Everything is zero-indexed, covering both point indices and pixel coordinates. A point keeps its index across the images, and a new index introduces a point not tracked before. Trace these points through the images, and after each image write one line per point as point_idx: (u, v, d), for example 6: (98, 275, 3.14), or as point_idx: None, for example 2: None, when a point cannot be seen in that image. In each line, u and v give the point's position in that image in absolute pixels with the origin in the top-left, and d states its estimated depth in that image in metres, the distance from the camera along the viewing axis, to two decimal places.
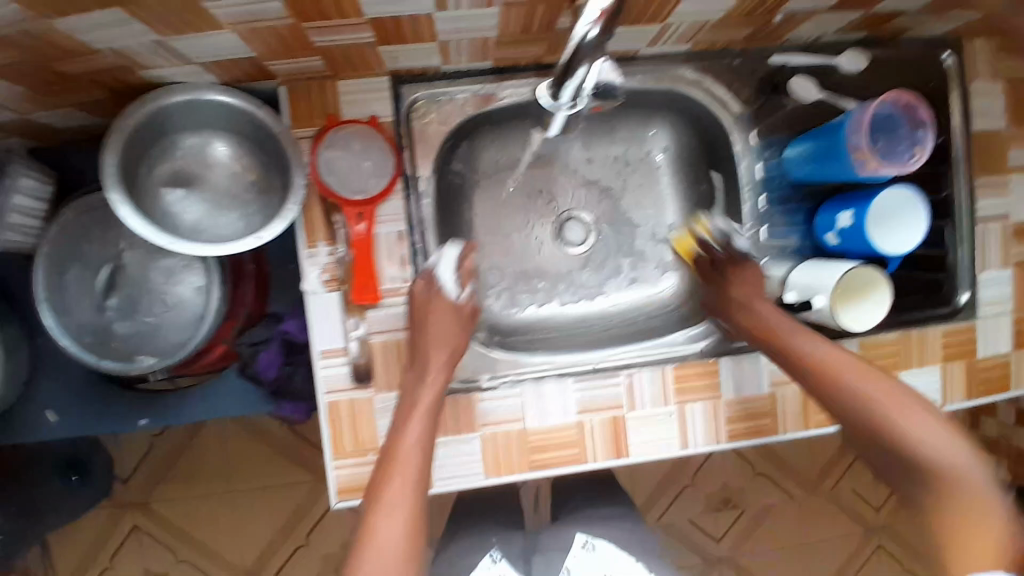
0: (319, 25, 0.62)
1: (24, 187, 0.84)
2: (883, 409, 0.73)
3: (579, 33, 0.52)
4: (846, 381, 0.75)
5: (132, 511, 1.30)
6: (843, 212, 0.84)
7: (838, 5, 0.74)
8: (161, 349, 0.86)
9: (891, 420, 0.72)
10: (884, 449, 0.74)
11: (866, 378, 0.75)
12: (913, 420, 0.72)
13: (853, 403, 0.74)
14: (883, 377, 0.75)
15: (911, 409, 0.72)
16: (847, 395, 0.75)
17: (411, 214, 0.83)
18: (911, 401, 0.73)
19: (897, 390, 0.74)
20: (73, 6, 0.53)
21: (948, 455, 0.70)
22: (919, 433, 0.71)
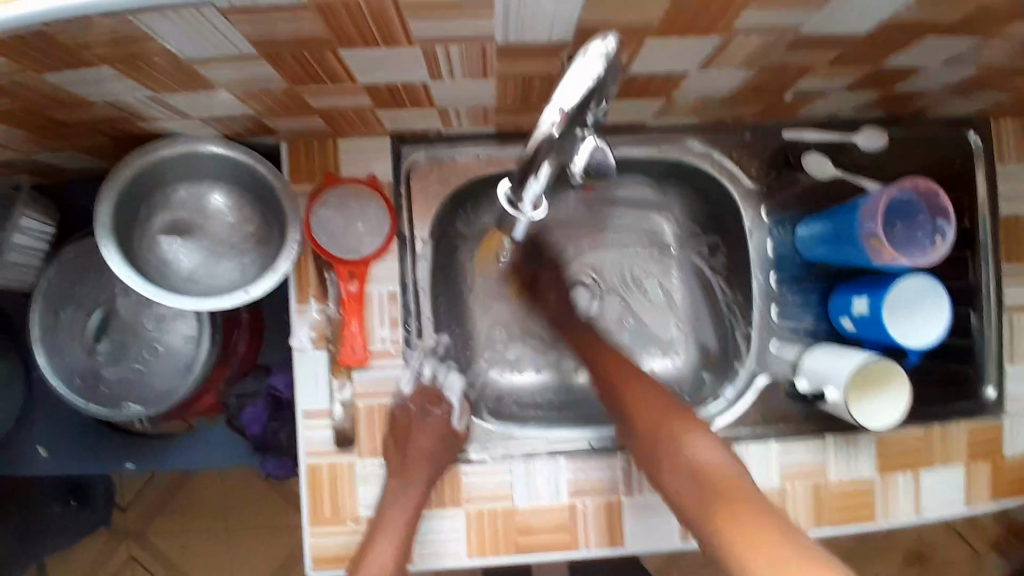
0: (315, 89, 0.62)
1: (24, 226, 0.87)
2: (677, 428, 0.70)
3: (542, 130, 0.49)
4: (634, 403, 0.74)
5: (125, 541, 1.27)
6: (859, 298, 0.79)
7: (853, 84, 0.72)
8: (147, 396, 0.85)
9: (671, 441, 0.69)
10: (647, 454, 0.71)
11: (646, 395, 0.74)
12: (695, 439, 0.69)
13: (644, 427, 0.72)
14: (668, 400, 0.73)
15: (693, 427, 0.70)
16: (642, 420, 0.72)
17: (406, 276, 0.81)
18: (692, 422, 0.70)
19: (676, 406, 0.73)
20: (60, 62, 0.53)
21: (731, 470, 0.66)
22: (708, 455, 0.67)
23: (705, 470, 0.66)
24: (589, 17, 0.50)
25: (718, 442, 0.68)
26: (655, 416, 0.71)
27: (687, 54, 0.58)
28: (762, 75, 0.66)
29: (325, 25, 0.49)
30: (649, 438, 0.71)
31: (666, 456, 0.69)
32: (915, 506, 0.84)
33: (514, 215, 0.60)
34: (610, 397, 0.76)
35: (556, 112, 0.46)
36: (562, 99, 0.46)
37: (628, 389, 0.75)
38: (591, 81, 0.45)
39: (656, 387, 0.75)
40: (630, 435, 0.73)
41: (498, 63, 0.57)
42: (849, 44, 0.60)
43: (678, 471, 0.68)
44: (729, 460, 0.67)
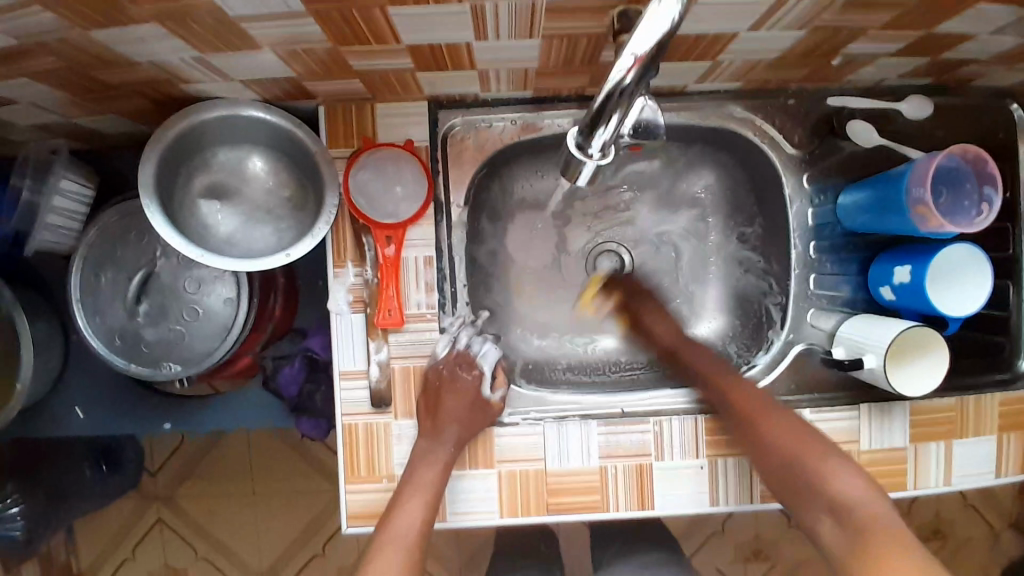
0: (359, 50, 0.61)
1: (64, 188, 0.88)
2: (819, 468, 0.71)
3: (614, 78, 0.48)
4: (776, 437, 0.75)
5: (157, 504, 1.31)
6: (900, 266, 0.78)
7: (901, 49, 0.70)
8: (187, 357, 0.87)
9: (817, 478, 0.71)
10: (800, 483, 0.72)
11: (777, 422, 0.76)
12: (838, 477, 0.70)
13: (785, 461, 0.74)
14: (812, 437, 0.75)
15: (837, 467, 0.71)
16: (781, 450, 0.74)
17: (441, 241, 0.81)
18: (838, 460, 0.72)
19: (825, 449, 0.73)
20: (108, 19, 0.54)
21: (876, 510, 0.66)
22: (850, 491, 0.68)
23: (856, 515, 0.66)
24: None
25: (866, 482, 0.69)
26: (810, 450, 0.73)
27: (738, 14, 0.57)
28: (813, 38, 0.64)
29: None
30: (790, 475, 0.73)
31: (813, 500, 0.71)
32: (946, 475, 0.84)
33: (581, 161, 0.57)
34: (740, 424, 0.78)
35: (630, 58, 0.46)
36: (637, 45, 0.46)
37: (775, 428, 0.76)
38: (667, 26, 0.44)
39: (798, 422, 0.76)
40: (773, 470, 0.75)
41: (546, 21, 0.56)
42: (905, 6, 0.58)
43: (826, 519, 0.69)
44: (868, 499, 0.67)
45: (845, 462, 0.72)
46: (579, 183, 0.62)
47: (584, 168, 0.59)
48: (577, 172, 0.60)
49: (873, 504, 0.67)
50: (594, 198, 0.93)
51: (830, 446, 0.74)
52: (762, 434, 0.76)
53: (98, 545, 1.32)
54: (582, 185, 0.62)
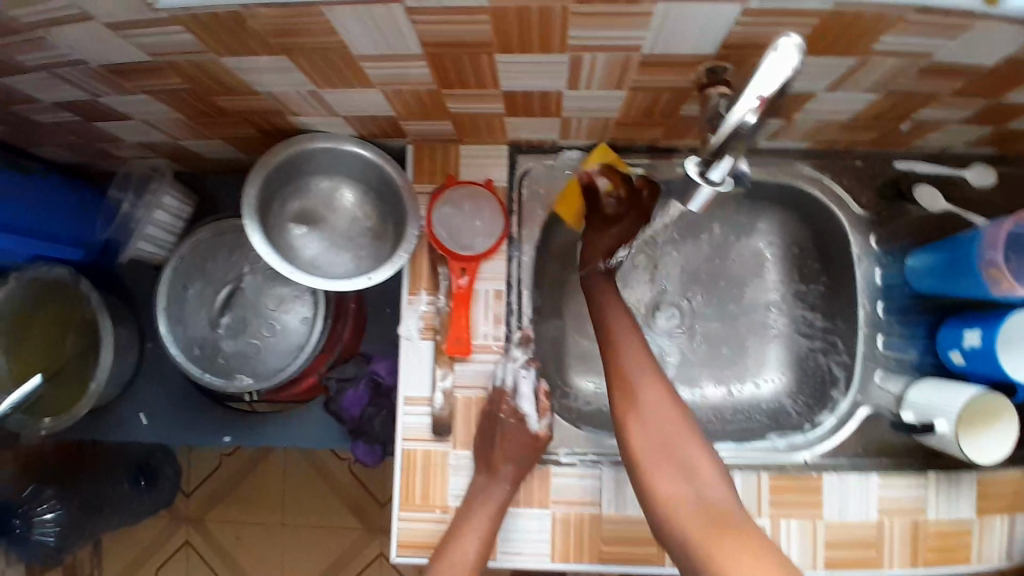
0: (457, 92, 0.67)
1: (165, 204, 0.95)
2: (678, 444, 0.72)
3: (736, 117, 0.52)
4: (647, 401, 0.74)
5: (187, 527, 1.33)
6: (970, 331, 0.78)
7: (971, 117, 0.72)
8: (259, 371, 0.91)
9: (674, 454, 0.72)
10: (648, 445, 0.72)
11: (650, 388, 0.75)
12: (693, 458, 0.71)
13: (653, 433, 0.73)
14: (676, 410, 0.74)
15: (699, 450, 0.72)
16: (651, 419, 0.73)
17: (511, 275, 0.85)
18: (694, 436, 0.73)
19: (687, 426, 0.73)
20: (243, 48, 0.60)
21: (721, 500, 0.68)
22: (704, 478, 0.70)
23: (709, 500, 0.68)
24: (735, 32, 0.53)
25: (719, 469, 0.71)
26: (676, 429, 0.73)
27: (819, 74, 0.61)
28: (884, 100, 0.67)
29: (493, 30, 0.53)
30: (654, 446, 0.72)
31: (674, 476, 0.70)
32: (1015, 551, 0.81)
33: (700, 186, 0.61)
34: (624, 396, 0.75)
35: (756, 100, 0.49)
36: (760, 88, 0.49)
37: (654, 403, 0.74)
38: (789, 72, 0.47)
39: (672, 398, 0.75)
40: (638, 435, 0.73)
41: (637, 73, 0.61)
42: (976, 74, 0.61)
43: (683, 495, 0.69)
44: (716, 486, 0.69)
45: (698, 438, 0.73)
46: (691, 207, 0.67)
47: (700, 194, 0.63)
48: (692, 196, 0.64)
49: (721, 492, 0.69)
50: (658, 250, 0.95)
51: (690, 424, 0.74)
52: (638, 396, 0.75)
53: (124, 559, 1.34)
54: (694, 208, 0.67)
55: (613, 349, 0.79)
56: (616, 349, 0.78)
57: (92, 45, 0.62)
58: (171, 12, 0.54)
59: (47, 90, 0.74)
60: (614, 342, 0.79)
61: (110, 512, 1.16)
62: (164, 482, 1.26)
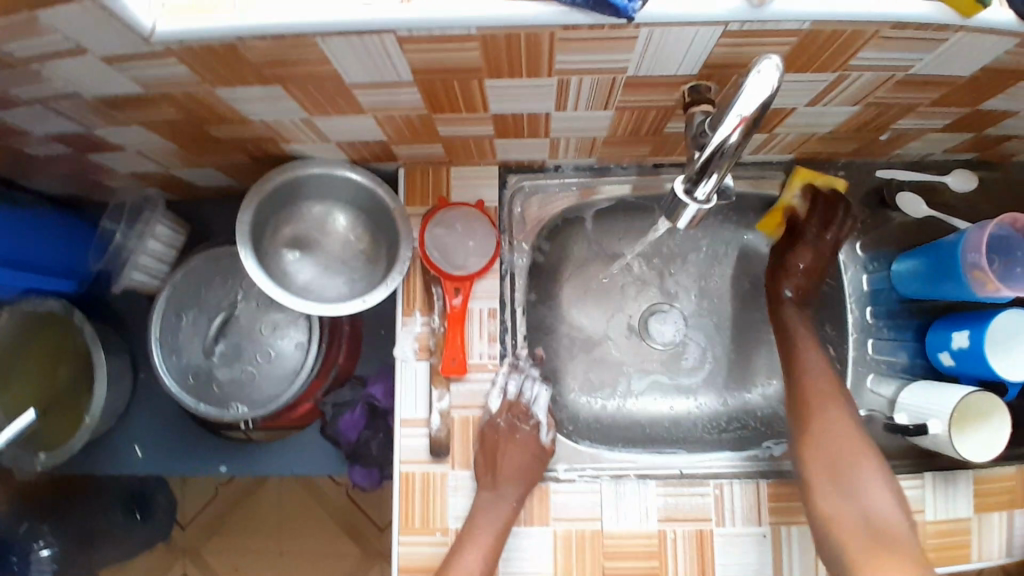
0: (449, 116, 0.68)
1: (158, 233, 0.96)
2: (851, 458, 0.73)
3: (718, 137, 0.52)
4: (820, 420, 0.76)
5: (183, 559, 1.30)
6: (958, 332, 0.79)
7: (950, 124, 0.74)
8: (254, 398, 0.91)
9: (846, 470, 0.73)
10: (823, 461, 0.74)
11: (829, 409, 0.76)
12: (866, 479, 0.72)
13: (825, 450, 0.74)
14: (855, 430, 0.75)
15: (870, 469, 0.73)
16: (823, 435, 0.75)
17: (505, 294, 0.86)
18: (873, 456, 0.74)
19: (864, 446, 0.74)
20: (237, 79, 0.61)
21: (896, 528, 0.69)
22: (873, 494, 0.71)
23: (876, 519, 0.70)
24: (716, 50, 0.55)
25: (890, 492, 0.72)
26: (852, 445, 0.74)
27: (801, 90, 0.62)
28: (865, 112, 0.69)
29: (483, 56, 0.54)
30: (828, 462, 0.74)
31: (839, 491, 0.72)
32: (1013, 548, 0.82)
33: (687, 204, 0.61)
34: (803, 412, 0.77)
35: (737, 119, 0.50)
36: (742, 108, 0.50)
37: (835, 421, 0.75)
38: (768, 92, 0.48)
39: (851, 416, 0.76)
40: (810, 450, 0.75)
41: (623, 94, 0.62)
42: (954, 84, 0.63)
43: (849, 512, 0.71)
44: (890, 512, 0.70)
45: (874, 457, 0.74)
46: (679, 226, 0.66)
47: (686, 211, 0.63)
48: (678, 216, 0.64)
49: (891, 513, 0.70)
50: (653, 262, 0.97)
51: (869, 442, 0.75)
52: (819, 416, 0.76)
53: None
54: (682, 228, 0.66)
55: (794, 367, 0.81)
56: (794, 362, 0.80)
57: (86, 79, 0.63)
58: (166, 44, 0.55)
59: (41, 124, 0.74)
60: (791, 345, 0.82)
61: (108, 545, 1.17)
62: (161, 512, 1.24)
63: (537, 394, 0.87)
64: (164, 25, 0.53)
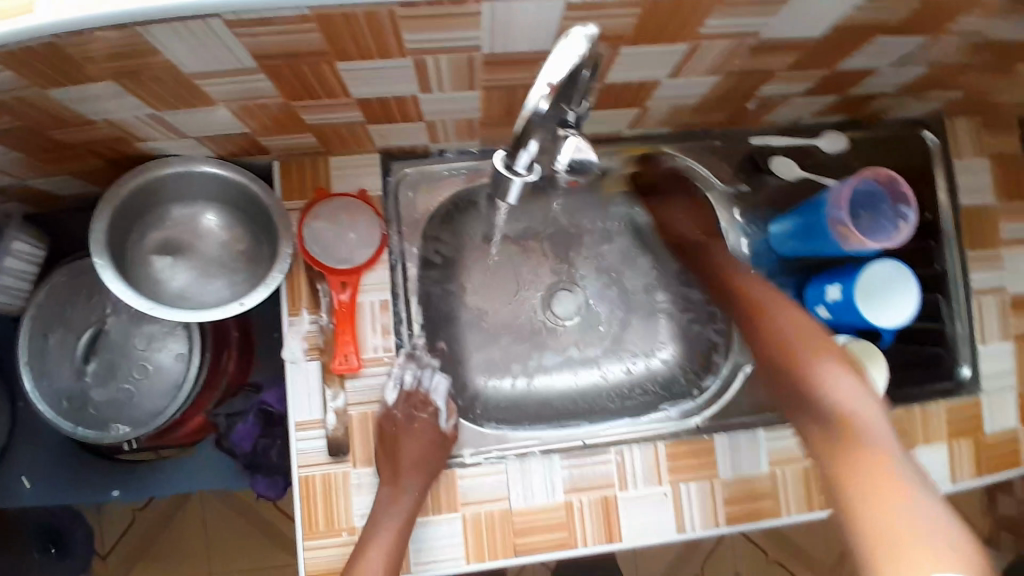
0: (310, 103, 0.65)
1: (17, 249, 0.88)
2: (805, 359, 0.72)
3: (531, 104, 0.51)
4: (774, 327, 0.76)
5: None
6: (831, 286, 0.83)
7: (810, 89, 0.77)
8: (137, 418, 0.85)
9: (802, 372, 0.72)
10: (782, 371, 0.74)
11: (779, 319, 0.77)
12: (829, 374, 0.70)
13: (777, 357, 0.75)
14: (812, 333, 0.75)
15: (827, 365, 0.71)
16: (776, 343, 0.75)
17: (396, 284, 0.84)
18: (829, 352, 0.72)
19: (823, 346, 0.73)
20: (66, 78, 0.56)
21: (862, 415, 0.67)
22: (836, 392, 0.69)
23: (838, 415, 0.68)
24: (566, 23, 0.54)
25: (855, 385, 0.69)
26: (810, 347, 0.73)
27: (660, 61, 0.63)
28: (728, 81, 0.71)
29: (324, 37, 0.52)
30: (784, 371, 0.74)
31: (802, 397, 0.71)
32: None
33: (510, 178, 0.61)
34: (751, 327, 0.78)
35: (546, 87, 0.48)
36: (549, 74, 0.48)
37: (794, 333, 0.75)
38: (575, 60, 0.47)
39: (809, 323, 0.76)
40: (770, 366, 0.76)
41: (484, 73, 0.61)
42: (803, 50, 0.65)
43: (814, 416, 0.70)
44: (857, 401, 0.68)
45: (836, 355, 0.72)
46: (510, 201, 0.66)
47: (512, 186, 0.63)
48: (506, 190, 0.65)
49: (854, 402, 0.68)
50: (549, 238, 0.97)
51: (834, 346, 0.74)
52: (769, 328, 0.77)
53: None
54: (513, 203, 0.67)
55: (732, 290, 0.82)
56: (740, 291, 0.81)
57: None
58: None
59: None
60: (721, 271, 0.84)
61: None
62: (77, 547, 1.16)
63: (435, 383, 0.86)
64: None
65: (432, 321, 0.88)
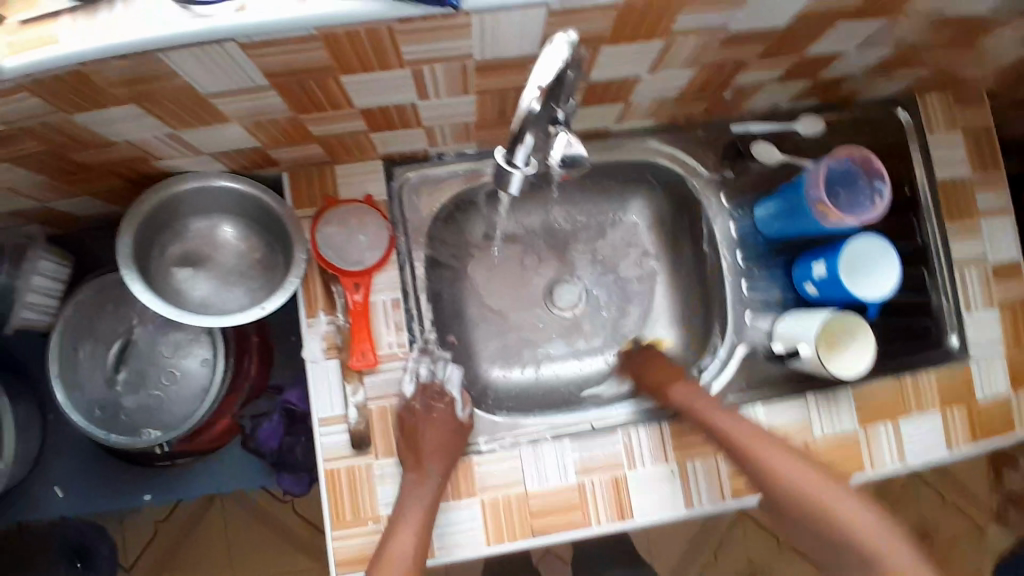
0: (316, 116, 0.69)
1: (42, 268, 0.93)
2: (820, 499, 0.75)
3: (525, 105, 0.56)
4: (777, 470, 0.79)
5: None
6: (817, 262, 0.87)
7: (784, 75, 0.81)
8: (167, 422, 0.90)
9: (822, 513, 0.74)
10: (804, 521, 0.76)
11: (780, 458, 0.79)
12: (850, 511, 0.74)
13: (791, 500, 0.77)
14: (814, 470, 0.78)
15: (846, 501, 0.75)
16: (783, 488, 0.78)
17: (406, 284, 0.88)
18: (841, 489, 0.76)
19: (829, 482, 0.77)
20: (91, 103, 0.61)
21: (893, 545, 0.70)
22: (861, 523, 0.72)
23: (872, 547, 0.71)
24: (548, 27, 0.58)
25: (872, 515, 0.73)
26: (822, 485, 0.76)
27: (638, 58, 0.68)
28: (704, 73, 0.75)
29: (328, 54, 0.57)
30: (803, 513, 0.76)
31: (830, 535, 0.74)
32: (900, 453, 0.90)
33: (511, 172, 0.64)
34: (754, 471, 0.80)
35: (537, 90, 0.54)
36: (539, 79, 0.53)
37: (798, 478, 0.77)
38: (561, 63, 0.53)
39: (803, 462, 0.79)
40: (782, 508, 0.78)
41: (475, 78, 0.66)
42: (773, 38, 0.70)
43: (849, 554, 0.72)
44: (881, 532, 0.72)
45: (848, 491, 0.76)
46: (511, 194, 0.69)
47: (513, 179, 0.65)
48: (507, 185, 0.67)
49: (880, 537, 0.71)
50: (547, 234, 1.02)
51: (830, 479, 0.78)
52: (772, 477, 0.79)
53: None
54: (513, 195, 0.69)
55: (720, 436, 0.83)
56: (729, 433, 0.83)
57: None
58: (13, 79, 0.55)
59: None
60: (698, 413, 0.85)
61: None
62: (102, 562, 1.22)
63: (449, 375, 0.90)
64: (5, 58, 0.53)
65: (441, 319, 0.93)
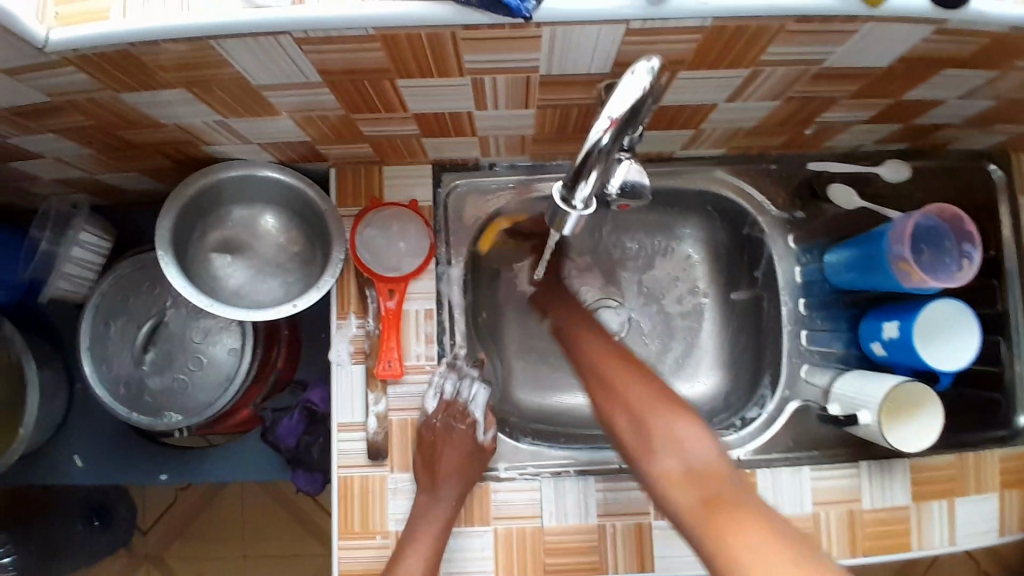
0: (368, 117, 0.66)
1: (84, 240, 0.92)
2: (660, 414, 0.69)
3: (592, 138, 0.52)
4: (617, 381, 0.74)
5: (148, 565, 1.24)
6: (888, 322, 0.80)
7: (874, 117, 0.75)
8: (188, 407, 0.89)
9: (653, 424, 0.69)
10: (632, 433, 0.70)
11: (628, 372, 0.74)
12: (684, 430, 0.68)
13: (632, 410, 0.71)
14: (655, 385, 0.73)
15: (680, 417, 0.69)
16: (626, 396, 0.72)
17: (442, 294, 0.85)
18: (678, 407, 0.71)
19: (667, 399, 0.71)
20: (142, 84, 0.59)
21: (725, 472, 0.64)
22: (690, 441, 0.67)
23: (699, 465, 0.65)
24: (626, 47, 0.54)
25: (705, 434, 0.68)
26: (656, 399, 0.71)
27: (717, 86, 0.62)
28: (786, 107, 0.69)
29: (388, 55, 0.53)
30: (637, 423, 0.70)
31: (658, 447, 0.68)
32: (951, 536, 0.82)
33: (568, 212, 0.60)
34: (599, 387, 0.75)
35: (607, 120, 0.50)
36: (611, 109, 0.49)
37: (640, 401, 0.71)
38: (638, 93, 0.48)
39: (647, 376, 0.74)
40: (615, 419, 0.72)
41: (540, 92, 0.62)
42: (870, 77, 0.63)
43: (672, 466, 0.66)
44: (713, 458, 0.66)
45: (686, 413, 0.70)
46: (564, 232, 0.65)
47: (569, 219, 0.61)
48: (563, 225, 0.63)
49: (716, 462, 0.65)
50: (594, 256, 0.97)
51: (669, 399, 0.72)
52: (613, 390, 0.73)
53: None
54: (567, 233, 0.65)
55: (580, 353, 0.79)
56: (584, 347, 0.79)
57: None
58: (62, 55, 0.53)
59: None
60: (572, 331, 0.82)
61: (69, 555, 1.16)
62: (120, 522, 1.21)
63: (476, 393, 0.85)
64: (56, 32, 0.51)
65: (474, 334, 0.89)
